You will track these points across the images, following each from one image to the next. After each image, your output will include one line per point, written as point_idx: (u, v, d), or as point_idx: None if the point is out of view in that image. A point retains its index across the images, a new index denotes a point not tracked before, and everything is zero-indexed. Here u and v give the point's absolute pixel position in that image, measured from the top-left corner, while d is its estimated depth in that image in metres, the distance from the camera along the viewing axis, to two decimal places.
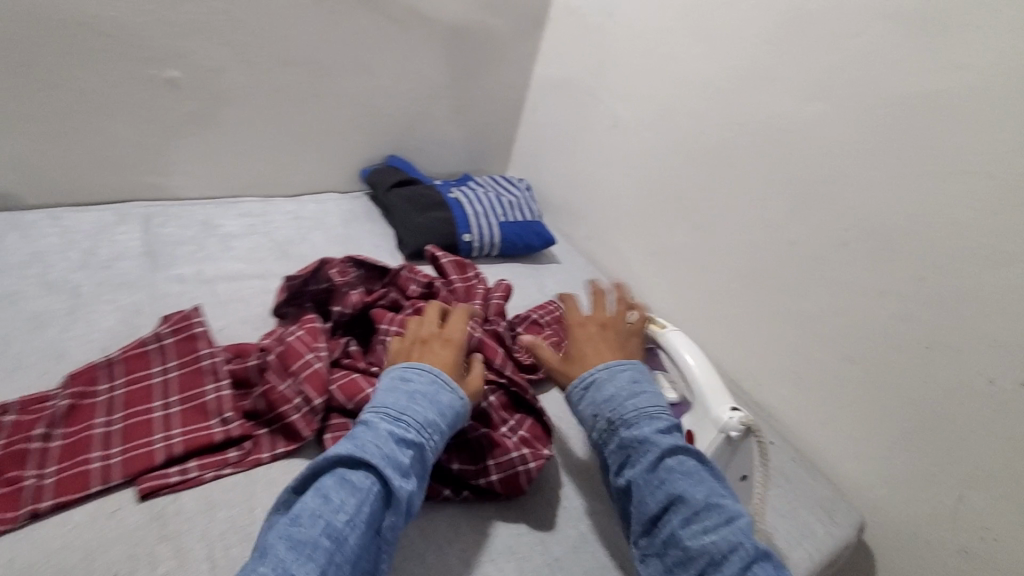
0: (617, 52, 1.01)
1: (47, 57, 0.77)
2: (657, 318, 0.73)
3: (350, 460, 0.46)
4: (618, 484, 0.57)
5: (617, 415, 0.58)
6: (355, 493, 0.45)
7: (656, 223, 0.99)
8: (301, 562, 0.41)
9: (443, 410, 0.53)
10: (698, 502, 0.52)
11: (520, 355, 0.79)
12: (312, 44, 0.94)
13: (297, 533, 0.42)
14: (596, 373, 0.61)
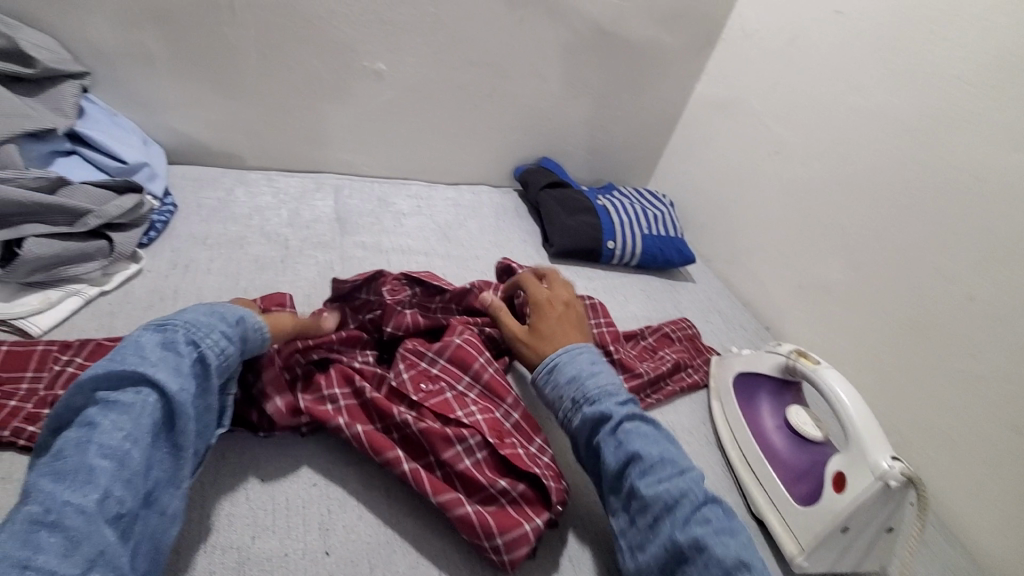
0: (792, 80, 1.00)
1: (289, 44, 0.91)
2: (809, 353, 0.71)
3: (113, 376, 0.43)
4: (586, 453, 0.57)
5: (579, 391, 0.57)
6: (127, 409, 0.42)
7: (808, 256, 0.97)
8: (75, 487, 0.38)
9: (223, 323, 0.52)
10: (654, 457, 0.52)
11: (652, 367, 0.79)
12: (497, 48, 1.02)
13: (60, 464, 0.39)
14: (556, 355, 0.61)
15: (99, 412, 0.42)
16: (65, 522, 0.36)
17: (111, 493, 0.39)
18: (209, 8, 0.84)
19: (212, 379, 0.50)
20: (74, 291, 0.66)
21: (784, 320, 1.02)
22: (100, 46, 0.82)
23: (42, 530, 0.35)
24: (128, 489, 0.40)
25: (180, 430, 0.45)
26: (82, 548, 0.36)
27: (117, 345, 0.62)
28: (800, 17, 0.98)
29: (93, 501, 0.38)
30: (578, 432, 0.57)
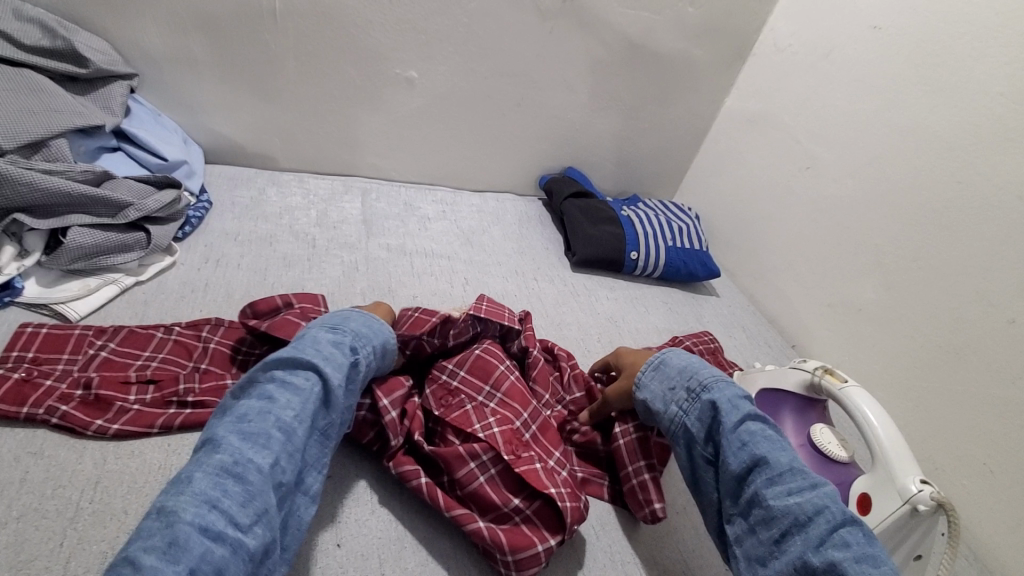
0: (827, 94, 0.98)
1: (327, 51, 0.94)
2: (835, 370, 0.69)
3: (292, 361, 0.51)
4: (705, 453, 0.55)
5: (695, 383, 0.58)
6: (299, 391, 0.50)
7: (839, 274, 0.94)
8: (256, 448, 0.44)
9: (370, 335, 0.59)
10: (783, 466, 0.49)
11: None
12: (528, 59, 1.03)
13: (247, 426, 0.45)
14: (663, 355, 0.63)
15: (278, 388, 0.49)
16: (247, 476, 0.42)
17: (280, 461, 0.45)
18: (252, 15, 0.87)
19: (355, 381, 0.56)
20: (111, 279, 0.68)
21: (812, 338, 1.00)
22: (149, 49, 0.87)
23: (229, 479, 0.42)
24: (290, 462, 0.46)
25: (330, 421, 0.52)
26: (254, 503, 0.42)
27: (148, 333, 0.64)
28: (836, 31, 0.97)
29: (269, 464, 0.44)
30: (695, 428, 0.56)
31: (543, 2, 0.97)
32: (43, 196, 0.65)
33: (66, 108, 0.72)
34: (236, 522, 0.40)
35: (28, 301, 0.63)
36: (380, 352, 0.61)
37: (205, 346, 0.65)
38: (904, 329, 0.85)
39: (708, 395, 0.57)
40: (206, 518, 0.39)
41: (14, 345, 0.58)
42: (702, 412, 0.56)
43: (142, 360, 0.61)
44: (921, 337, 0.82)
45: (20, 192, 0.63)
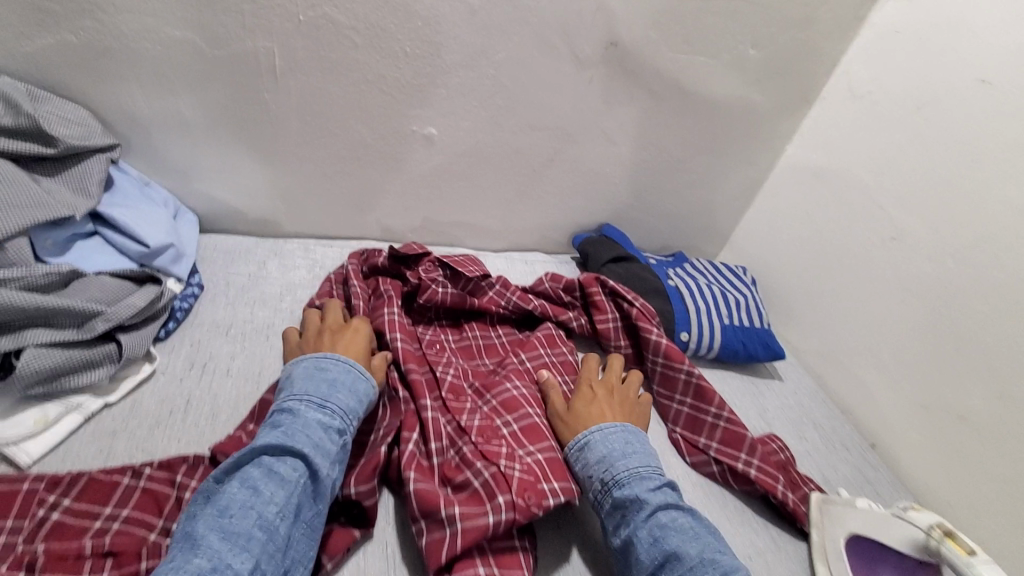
0: (917, 154, 0.83)
1: (334, 110, 0.83)
2: (957, 533, 0.55)
3: (280, 446, 0.52)
4: (615, 545, 0.57)
5: (610, 474, 0.60)
6: (284, 482, 0.50)
7: (937, 370, 0.79)
8: (235, 550, 0.45)
9: (357, 402, 0.60)
10: (695, 559, 0.53)
11: (732, 458, 0.71)
12: (562, 111, 0.90)
13: (229, 525, 0.46)
14: (589, 435, 0.64)
15: (264, 479, 0.50)
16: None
17: (260, 566, 0.45)
18: (248, 73, 0.76)
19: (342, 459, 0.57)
20: (75, 404, 0.58)
21: (896, 439, 0.85)
22: (135, 113, 0.77)
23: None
24: (272, 563, 0.46)
25: (318, 508, 0.52)
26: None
27: (112, 481, 0.54)
28: (933, 81, 0.80)
29: (247, 569, 0.45)
30: (613, 516, 0.58)
31: (581, 49, 0.83)
32: None
33: (28, 200, 0.62)
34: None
35: None
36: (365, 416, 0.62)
37: (179, 496, 0.54)
38: None
39: (622, 487, 0.59)
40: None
41: None
42: (616, 504, 0.58)
43: (100, 521, 0.51)
44: None
45: None
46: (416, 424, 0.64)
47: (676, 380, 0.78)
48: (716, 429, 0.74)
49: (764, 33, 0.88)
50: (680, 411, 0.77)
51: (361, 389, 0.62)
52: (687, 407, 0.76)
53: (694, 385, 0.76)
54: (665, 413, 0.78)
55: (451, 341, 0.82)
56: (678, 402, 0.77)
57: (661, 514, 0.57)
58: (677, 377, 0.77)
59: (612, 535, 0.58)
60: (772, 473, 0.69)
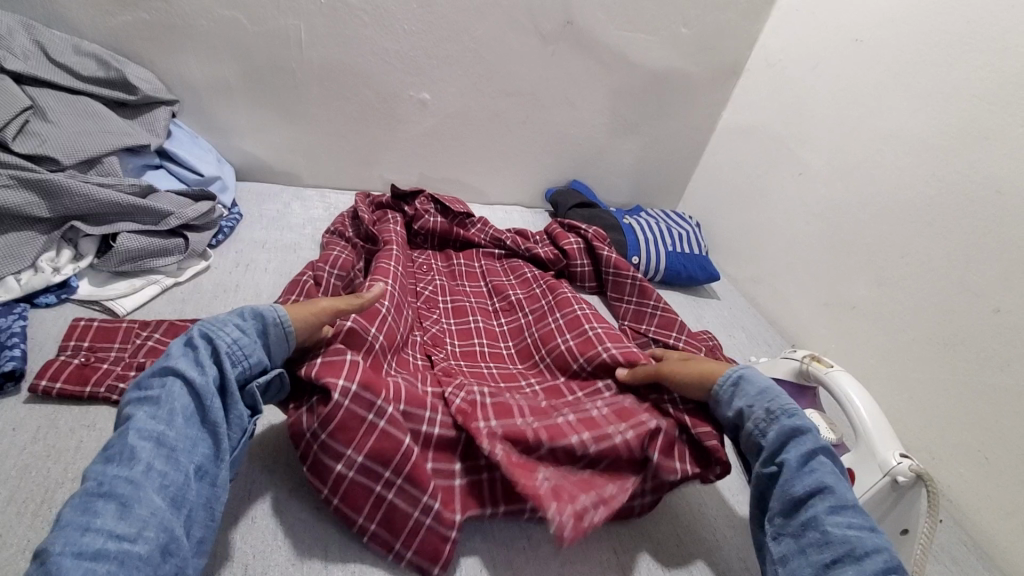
0: (815, 105, 1.03)
1: (347, 78, 1.02)
2: (822, 357, 0.73)
3: (150, 379, 0.51)
4: (767, 470, 0.56)
5: (776, 404, 0.58)
6: (157, 402, 0.49)
7: (837, 274, 0.97)
8: (122, 464, 0.44)
9: (240, 321, 0.57)
10: (848, 499, 0.51)
11: (662, 336, 0.88)
12: (531, 79, 1.10)
13: (110, 449, 0.46)
14: (743, 369, 0.62)
15: (133, 406, 0.48)
16: (117, 491, 0.43)
17: (153, 467, 0.45)
18: (280, 46, 0.96)
19: (236, 371, 0.54)
20: (153, 280, 0.76)
21: (811, 338, 1.03)
22: (189, 77, 0.96)
23: (98, 499, 0.42)
24: (169, 464, 0.46)
25: (210, 410, 0.51)
26: (134, 512, 0.42)
27: (186, 325, 0.71)
28: (822, 46, 1.02)
29: (141, 472, 0.44)
30: (767, 444, 0.57)
31: (544, 27, 1.04)
32: (96, 206, 0.73)
33: (118, 130, 0.81)
34: (118, 533, 0.41)
35: (81, 298, 0.71)
36: (264, 330, 0.57)
37: None
38: (898, 323, 0.87)
39: (790, 419, 0.57)
40: (79, 542, 0.39)
41: (72, 336, 0.64)
42: (781, 433, 0.56)
43: None
44: (913, 331, 0.85)
45: (77, 202, 0.72)
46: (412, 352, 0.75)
47: (623, 283, 0.96)
48: (654, 317, 0.92)
49: (692, 14, 1.09)
50: (628, 308, 0.95)
51: (250, 309, 0.57)
52: (632, 305, 0.95)
53: (638, 286, 0.95)
54: (617, 312, 0.96)
55: (439, 265, 0.98)
56: (626, 302, 0.96)
57: (820, 454, 0.53)
58: (625, 281, 0.96)
59: (766, 462, 0.56)
60: (696, 345, 0.88)
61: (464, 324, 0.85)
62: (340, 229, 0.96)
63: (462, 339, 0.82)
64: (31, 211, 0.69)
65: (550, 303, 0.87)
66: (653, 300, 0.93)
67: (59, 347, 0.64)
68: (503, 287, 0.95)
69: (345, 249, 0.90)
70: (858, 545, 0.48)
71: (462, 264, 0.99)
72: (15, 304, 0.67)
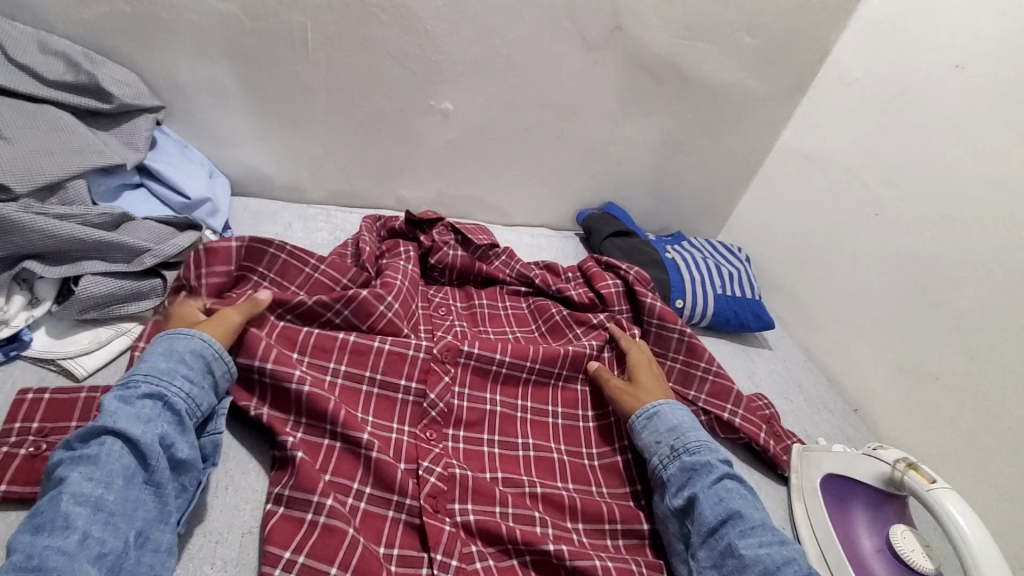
0: (900, 135, 0.89)
1: (359, 84, 0.89)
2: (920, 465, 0.60)
3: (87, 433, 0.49)
4: (674, 504, 0.61)
5: (680, 441, 0.65)
6: (93, 460, 0.47)
7: (915, 337, 0.84)
8: (51, 535, 0.43)
9: (187, 365, 0.56)
10: (755, 521, 0.57)
11: (713, 408, 0.77)
12: (569, 90, 0.96)
13: (40, 518, 0.44)
14: (660, 405, 0.68)
15: (68, 466, 0.47)
16: (48, 565, 0.41)
17: (88, 536, 0.44)
18: (282, 45, 0.83)
19: (183, 421, 0.54)
20: (124, 330, 0.65)
21: (877, 404, 0.90)
22: (177, 79, 0.83)
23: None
24: (106, 530, 0.45)
25: (154, 470, 0.50)
26: None
27: None
28: (913, 66, 0.88)
29: (77, 539, 0.43)
30: (670, 479, 0.63)
31: (588, 31, 0.89)
32: (55, 242, 0.62)
33: (88, 146, 0.69)
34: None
35: (35, 355, 0.59)
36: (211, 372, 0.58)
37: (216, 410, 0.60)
38: (992, 406, 0.74)
39: (691, 454, 0.63)
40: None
41: (16, 416, 0.53)
42: (684, 467, 0.63)
43: None
44: (1011, 419, 0.72)
45: (32, 239, 0.60)
46: (403, 450, 0.66)
47: (667, 339, 0.82)
48: (705, 382, 0.79)
49: (759, 22, 0.94)
50: (672, 367, 0.82)
51: (195, 348, 0.58)
52: (678, 364, 0.81)
53: (686, 342, 0.81)
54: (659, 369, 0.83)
55: (458, 305, 0.85)
56: (670, 359, 0.82)
57: (726, 478, 0.60)
58: (670, 336, 0.82)
59: (673, 496, 0.62)
60: (755, 422, 0.75)
61: (480, 394, 0.74)
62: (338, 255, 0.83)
63: (471, 421, 0.71)
64: None
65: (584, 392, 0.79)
66: (704, 363, 0.79)
67: (1, 428, 0.52)
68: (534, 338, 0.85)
69: (322, 265, 0.75)
70: (769, 564, 0.54)
71: (485, 306, 0.87)
72: None
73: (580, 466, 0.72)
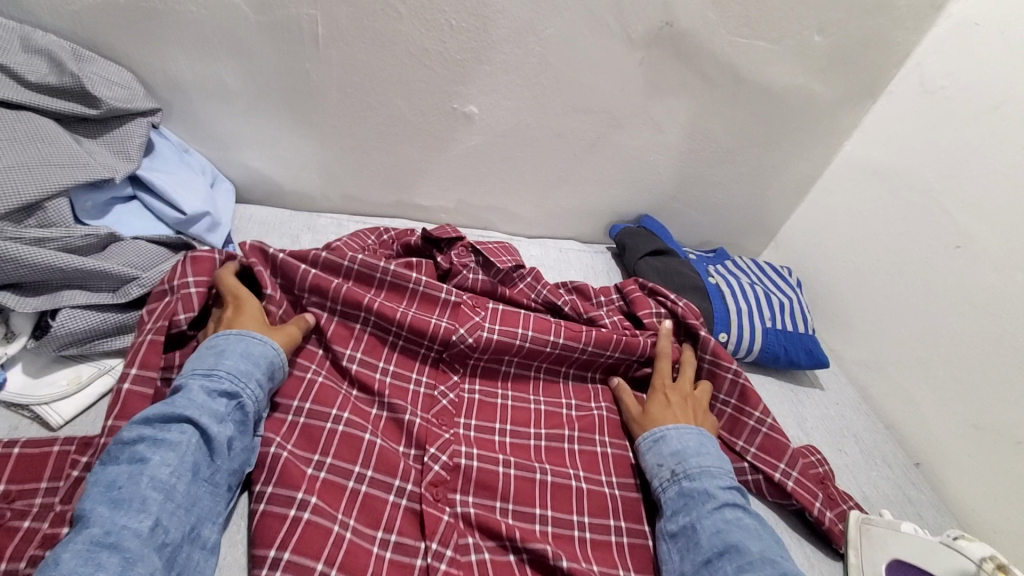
0: (994, 155, 0.77)
1: (375, 84, 0.80)
2: (1011, 570, 0.53)
3: (164, 417, 0.50)
4: (670, 529, 0.58)
5: (681, 466, 0.62)
6: (173, 447, 0.48)
7: (999, 392, 0.73)
8: (131, 513, 0.44)
9: (260, 369, 0.57)
10: (754, 555, 0.53)
11: (764, 467, 0.69)
12: (609, 94, 0.86)
13: (118, 493, 0.45)
14: (666, 429, 0.65)
15: (149, 448, 0.47)
16: (123, 545, 0.42)
17: (159, 522, 0.45)
18: (289, 41, 0.74)
19: (248, 424, 0.55)
20: (107, 367, 0.59)
21: (944, 460, 0.80)
22: (176, 78, 0.75)
23: (103, 551, 0.41)
24: (173, 520, 0.46)
25: (217, 469, 0.51)
26: (137, 571, 0.42)
27: None
28: (1015, 74, 0.75)
29: (148, 526, 0.44)
30: (669, 503, 0.60)
31: (634, 28, 0.78)
32: (30, 273, 0.55)
33: (71, 159, 0.62)
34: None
35: (7, 400, 0.53)
36: (275, 380, 0.59)
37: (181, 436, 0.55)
38: None
39: (691, 480, 0.60)
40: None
41: None
42: (682, 492, 0.60)
43: None
44: None
45: (3, 269, 0.53)
46: (413, 433, 0.64)
47: (719, 382, 0.74)
48: (757, 434, 0.70)
49: (831, 19, 0.82)
50: (721, 412, 0.74)
51: (267, 355, 0.58)
52: (729, 409, 0.73)
53: (740, 386, 0.73)
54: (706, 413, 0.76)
55: None
56: (720, 403, 0.74)
57: (726, 506, 0.57)
58: (722, 378, 0.74)
59: (670, 519, 0.59)
60: (811, 487, 0.67)
61: (492, 389, 0.73)
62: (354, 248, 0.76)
63: (481, 413, 0.69)
64: None
65: (605, 454, 0.69)
66: (758, 413, 0.71)
67: None
68: (556, 384, 0.76)
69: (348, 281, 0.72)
70: None
71: None
72: None
73: (603, 543, 0.61)
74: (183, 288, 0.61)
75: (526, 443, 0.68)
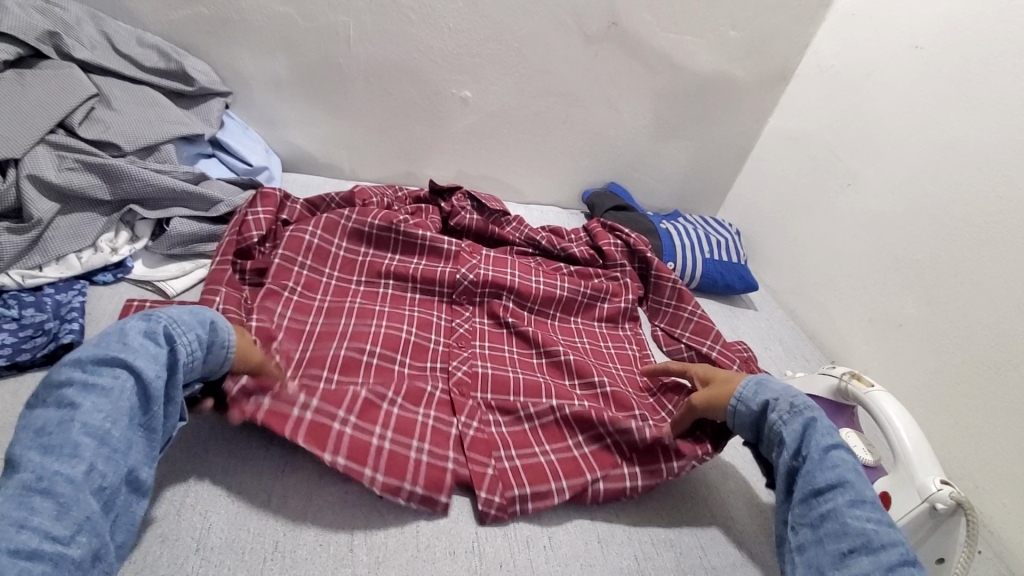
0: (869, 112, 1.00)
1: (391, 74, 1.04)
2: (862, 376, 0.70)
3: (98, 361, 0.49)
4: (788, 464, 0.61)
5: (797, 402, 0.63)
6: (103, 394, 0.48)
7: (882, 290, 0.94)
8: (61, 460, 0.44)
9: (203, 324, 0.56)
10: (867, 497, 0.56)
11: (695, 344, 0.89)
12: (574, 79, 1.10)
13: (48, 440, 0.45)
14: (769, 375, 0.68)
15: (80, 394, 0.47)
16: (56, 490, 0.43)
17: (95, 467, 0.46)
18: (329, 41, 0.98)
19: (189, 373, 0.54)
20: (202, 263, 0.80)
21: (850, 353, 1.00)
22: (242, 70, 0.99)
23: (36, 496, 0.43)
24: (109, 465, 0.46)
25: (154, 416, 0.51)
26: (70, 514, 0.43)
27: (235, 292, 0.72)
28: (879, 51, 0.99)
29: (81, 472, 0.45)
30: (788, 439, 0.62)
31: (589, 27, 1.03)
32: (152, 190, 0.77)
33: (175, 119, 0.85)
34: (52, 536, 0.42)
35: (136, 278, 0.75)
36: (219, 335, 0.57)
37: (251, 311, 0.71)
38: (945, 343, 0.84)
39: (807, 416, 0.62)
40: (14, 539, 0.40)
41: (126, 316, 0.68)
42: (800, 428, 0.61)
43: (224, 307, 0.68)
44: (962, 352, 0.81)
45: (136, 186, 0.76)
46: (436, 353, 0.77)
47: (663, 289, 0.96)
48: (690, 322, 0.92)
49: (741, 17, 1.07)
50: (665, 312, 0.96)
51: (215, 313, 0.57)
52: (670, 308, 0.95)
53: (677, 289, 0.95)
54: (655, 315, 0.97)
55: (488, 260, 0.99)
56: (664, 305, 0.96)
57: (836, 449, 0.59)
58: (665, 284, 0.96)
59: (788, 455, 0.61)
60: (730, 355, 0.86)
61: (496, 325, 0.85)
62: (377, 196, 0.96)
63: (492, 339, 0.83)
64: (93, 193, 0.74)
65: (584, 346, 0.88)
66: (690, 307, 0.93)
67: None
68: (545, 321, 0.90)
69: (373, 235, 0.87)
70: (874, 538, 0.53)
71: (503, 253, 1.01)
72: (75, 281, 0.72)
73: (599, 408, 0.75)
74: (256, 216, 0.80)
75: (528, 356, 0.82)
